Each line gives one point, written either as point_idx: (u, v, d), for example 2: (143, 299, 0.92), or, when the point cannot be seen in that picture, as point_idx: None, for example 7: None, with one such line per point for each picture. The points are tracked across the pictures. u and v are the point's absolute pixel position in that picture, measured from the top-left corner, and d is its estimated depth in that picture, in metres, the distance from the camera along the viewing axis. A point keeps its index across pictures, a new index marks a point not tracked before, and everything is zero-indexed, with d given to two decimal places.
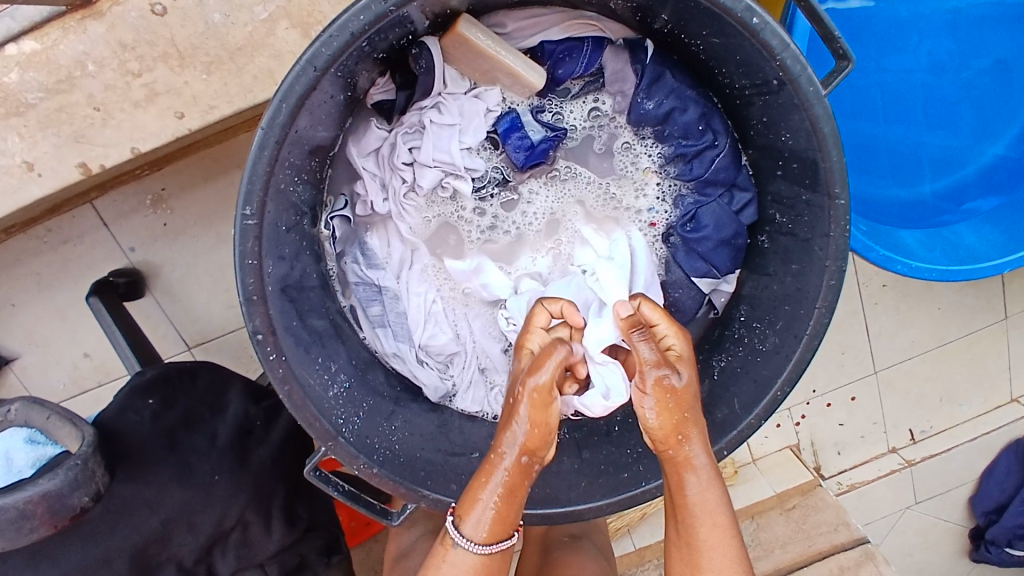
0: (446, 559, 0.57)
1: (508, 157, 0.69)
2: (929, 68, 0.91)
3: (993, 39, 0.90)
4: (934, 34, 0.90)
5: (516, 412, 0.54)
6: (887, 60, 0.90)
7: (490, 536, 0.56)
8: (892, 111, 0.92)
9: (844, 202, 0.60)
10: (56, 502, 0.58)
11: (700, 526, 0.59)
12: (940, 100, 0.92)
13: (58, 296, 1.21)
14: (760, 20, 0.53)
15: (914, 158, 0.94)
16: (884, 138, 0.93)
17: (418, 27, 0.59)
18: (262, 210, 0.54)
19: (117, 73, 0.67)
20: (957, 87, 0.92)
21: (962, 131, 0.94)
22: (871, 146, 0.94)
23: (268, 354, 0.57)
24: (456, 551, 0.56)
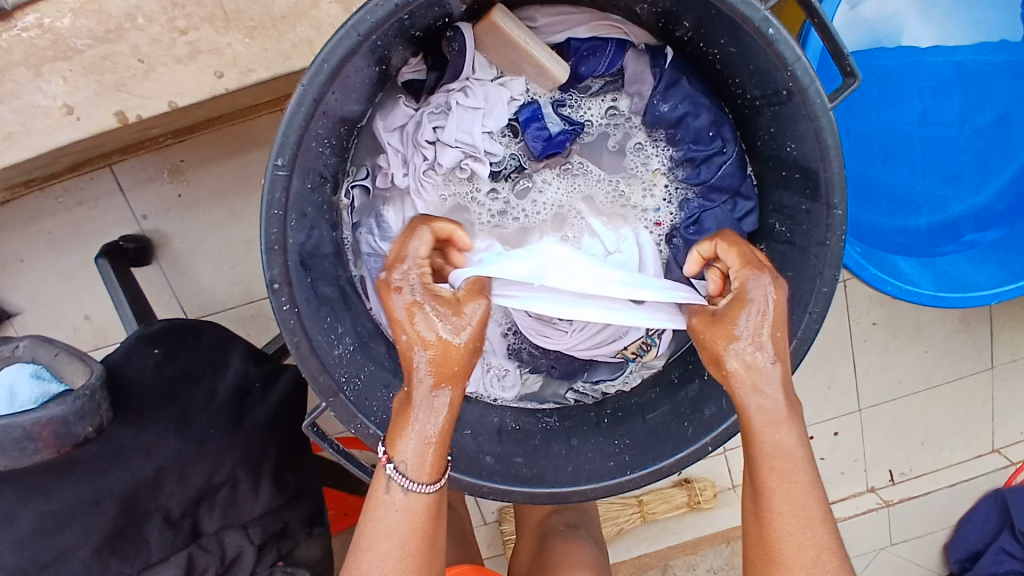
0: (387, 491, 0.56)
1: (525, 146, 0.73)
2: (934, 115, 0.95)
3: (995, 93, 0.95)
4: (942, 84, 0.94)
5: (420, 338, 0.56)
6: (895, 99, 0.94)
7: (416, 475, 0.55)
8: (894, 147, 0.96)
9: (842, 212, 0.63)
10: (61, 428, 0.60)
11: (774, 471, 0.56)
12: (943, 146, 0.97)
13: (68, 257, 1.23)
14: (776, 31, 0.57)
15: (914, 196, 0.98)
16: (886, 173, 0.97)
17: (455, 11, 0.62)
18: (293, 163, 0.57)
19: (163, 28, 0.68)
20: (963, 135, 0.97)
21: (964, 178, 0.98)
22: (874, 180, 0.97)
23: (281, 303, 0.60)
24: (394, 489, 0.56)
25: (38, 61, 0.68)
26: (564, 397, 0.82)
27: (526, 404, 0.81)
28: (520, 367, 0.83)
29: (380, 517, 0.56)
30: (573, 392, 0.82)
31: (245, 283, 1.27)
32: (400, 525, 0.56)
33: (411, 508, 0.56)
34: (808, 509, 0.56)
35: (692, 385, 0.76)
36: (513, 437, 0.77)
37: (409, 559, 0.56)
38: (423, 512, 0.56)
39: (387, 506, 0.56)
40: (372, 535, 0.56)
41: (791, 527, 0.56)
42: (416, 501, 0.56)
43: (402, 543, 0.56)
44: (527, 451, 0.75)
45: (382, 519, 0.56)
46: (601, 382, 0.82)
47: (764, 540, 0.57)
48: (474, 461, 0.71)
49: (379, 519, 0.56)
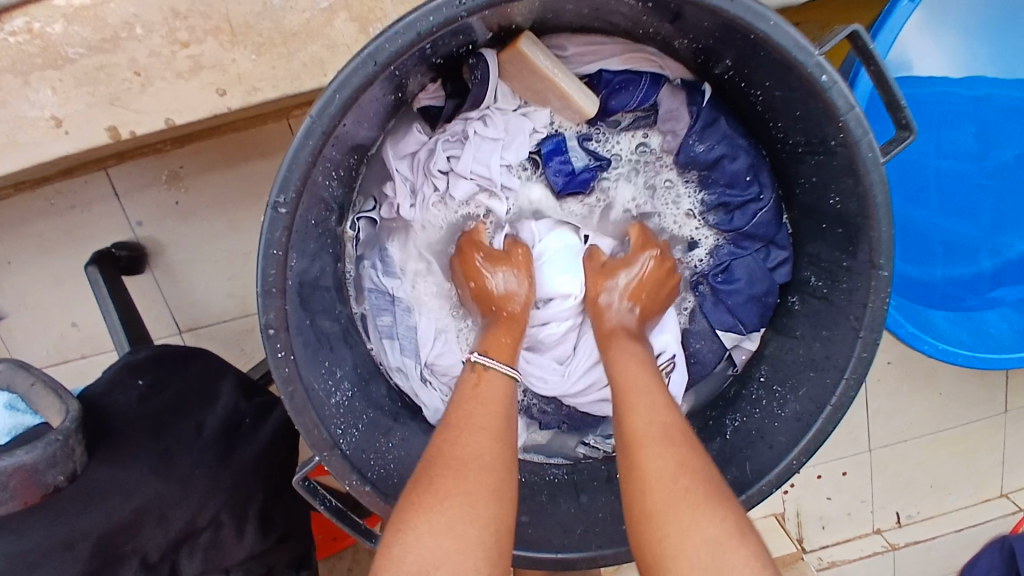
0: (480, 381, 0.59)
1: (546, 180, 0.69)
2: (957, 153, 0.90)
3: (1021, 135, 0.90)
4: (967, 122, 0.89)
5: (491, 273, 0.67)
6: (925, 140, 0.89)
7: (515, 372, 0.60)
8: (929, 196, 0.91)
9: (887, 274, 0.58)
10: (32, 476, 0.55)
11: (635, 398, 0.57)
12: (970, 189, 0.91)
13: (59, 262, 1.17)
14: (829, 77, 0.52)
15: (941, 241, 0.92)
16: (916, 217, 0.91)
17: (480, 38, 0.57)
18: (296, 200, 0.52)
19: (164, 40, 0.61)
20: (984, 174, 0.91)
21: (989, 221, 0.92)
22: (906, 225, 0.91)
23: (276, 350, 0.55)
24: (491, 372, 0.59)
25: (27, 68, 0.61)
26: (574, 450, 0.78)
27: (534, 457, 0.77)
28: (528, 422, 0.80)
29: (468, 407, 0.55)
30: (584, 447, 0.78)
31: (241, 296, 1.23)
32: (487, 416, 0.54)
33: (500, 391, 0.58)
34: (678, 453, 0.51)
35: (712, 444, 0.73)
36: (519, 491, 0.72)
37: (502, 451, 0.52)
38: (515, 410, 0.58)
39: (479, 395, 0.57)
40: (458, 428, 0.53)
41: (658, 465, 0.50)
42: (511, 388, 0.59)
43: (494, 436, 0.53)
44: (533, 509, 0.70)
45: (469, 435, 0.53)
46: (614, 436, 0.78)
47: (639, 483, 0.50)
48: None
49: (474, 405, 0.55)
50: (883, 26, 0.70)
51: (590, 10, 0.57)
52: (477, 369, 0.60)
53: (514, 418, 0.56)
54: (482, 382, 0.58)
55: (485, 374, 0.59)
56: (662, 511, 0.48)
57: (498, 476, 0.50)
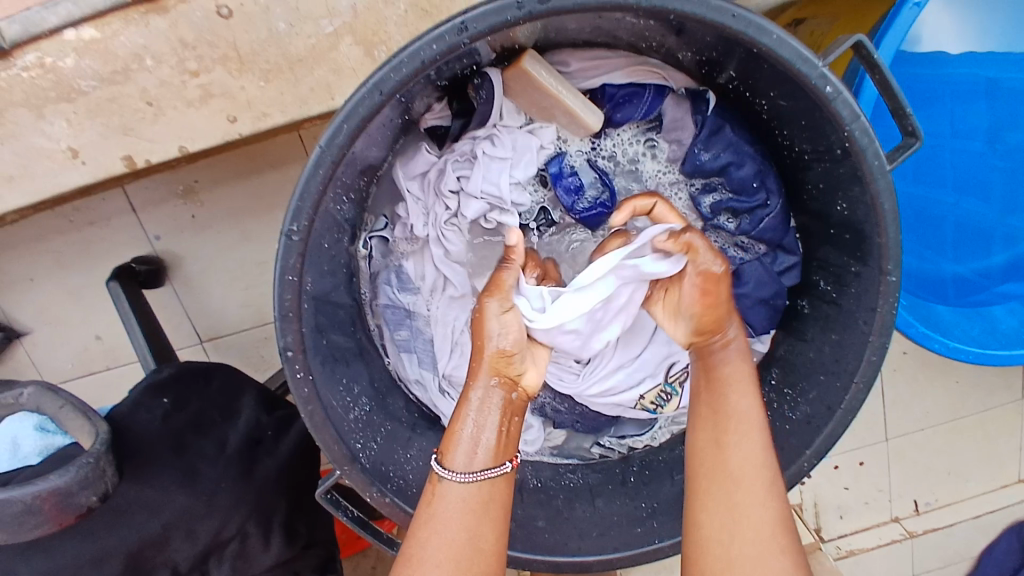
0: (437, 498, 0.54)
1: (557, 198, 0.69)
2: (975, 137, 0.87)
3: None
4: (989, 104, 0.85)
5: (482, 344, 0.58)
6: (938, 121, 0.86)
7: (489, 479, 0.54)
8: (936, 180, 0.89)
9: (896, 279, 0.58)
10: (65, 499, 0.57)
11: (732, 434, 0.56)
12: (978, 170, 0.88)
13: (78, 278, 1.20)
14: (833, 88, 0.52)
15: (941, 229, 0.90)
16: (918, 203, 0.90)
17: (484, 59, 0.58)
18: (308, 229, 0.53)
19: (173, 70, 0.62)
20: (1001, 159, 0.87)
21: (1001, 211, 0.89)
22: (913, 213, 0.90)
23: (295, 371, 0.56)
24: (447, 488, 0.54)
25: (40, 102, 0.63)
26: (589, 451, 0.79)
27: (549, 459, 0.78)
28: (543, 422, 0.80)
29: (426, 539, 0.52)
30: (598, 447, 0.78)
31: (257, 304, 1.25)
32: (444, 554, 0.51)
33: (460, 511, 0.53)
34: (768, 508, 0.53)
35: None
36: (534, 497, 0.73)
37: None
38: (482, 522, 0.53)
39: (435, 520, 0.53)
40: (412, 562, 0.51)
41: (755, 512, 0.53)
42: (474, 508, 0.53)
43: (458, 574, 0.50)
44: (549, 514, 0.72)
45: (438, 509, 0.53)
46: (628, 437, 0.79)
47: (731, 522, 0.53)
48: None
49: (429, 531, 0.52)
50: (888, 28, 0.67)
51: (592, 27, 0.57)
52: (435, 479, 0.55)
53: (483, 541, 0.53)
54: (435, 503, 0.53)
55: (441, 488, 0.54)
56: (738, 544, 0.52)
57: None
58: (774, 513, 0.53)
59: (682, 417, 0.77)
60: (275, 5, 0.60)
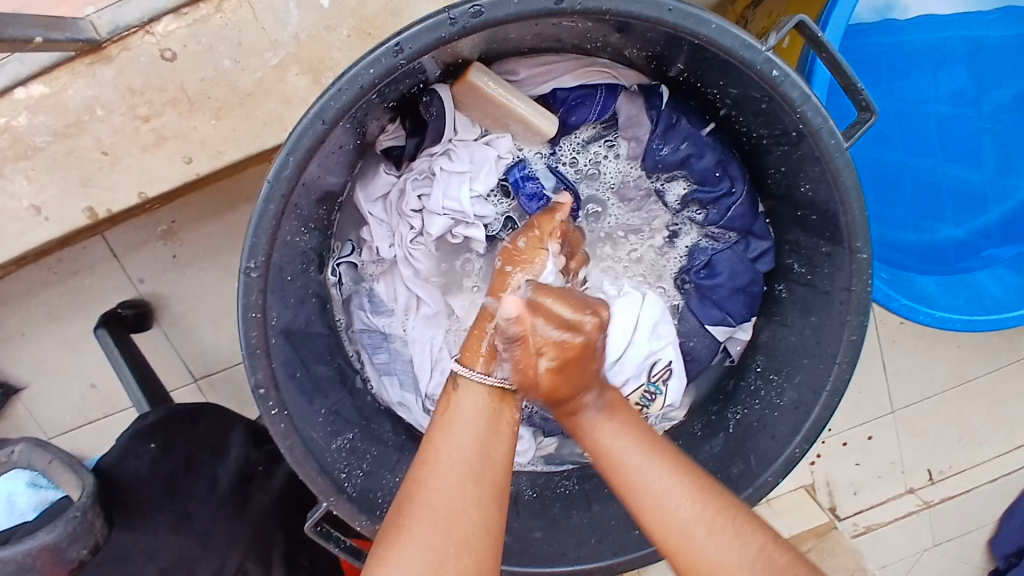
0: (453, 408, 0.54)
1: (520, 205, 0.68)
2: (945, 95, 0.87)
3: (1012, 75, 0.86)
4: (952, 56, 0.86)
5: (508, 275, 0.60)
6: (902, 88, 0.86)
7: (501, 391, 0.55)
8: (920, 144, 0.87)
9: (867, 256, 0.58)
10: (56, 554, 0.58)
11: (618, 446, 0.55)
12: (962, 131, 0.87)
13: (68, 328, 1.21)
14: (780, 71, 0.52)
15: (937, 194, 0.88)
16: (909, 170, 0.87)
17: (430, 77, 0.59)
18: (267, 263, 0.53)
19: (125, 118, 0.62)
20: (974, 113, 0.87)
21: (988, 168, 0.87)
22: (896, 185, 0.87)
23: (270, 408, 0.56)
24: (464, 398, 0.55)
25: None
26: (583, 455, 0.77)
27: (544, 467, 0.77)
28: (533, 431, 0.78)
29: (440, 444, 0.52)
30: None
31: None
32: (459, 456, 0.51)
33: (476, 424, 0.53)
34: (698, 490, 0.52)
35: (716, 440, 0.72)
36: (530, 509, 0.72)
37: (477, 494, 0.49)
38: (495, 434, 0.53)
39: (449, 429, 0.53)
40: (423, 464, 0.51)
41: (658, 485, 0.53)
42: (488, 418, 0.54)
43: (467, 478, 0.50)
44: (547, 524, 0.71)
45: (449, 443, 0.52)
46: None
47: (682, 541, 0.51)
48: None
49: (443, 441, 0.52)
50: (834, 5, 0.65)
51: (534, 34, 0.57)
52: (455, 384, 0.56)
53: (494, 452, 0.52)
54: (452, 411, 0.54)
55: (457, 398, 0.55)
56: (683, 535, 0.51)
57: (468, 525, 0.48)
58: (711, 485, 0.53)
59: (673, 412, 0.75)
60: (218, 44, 0.60)
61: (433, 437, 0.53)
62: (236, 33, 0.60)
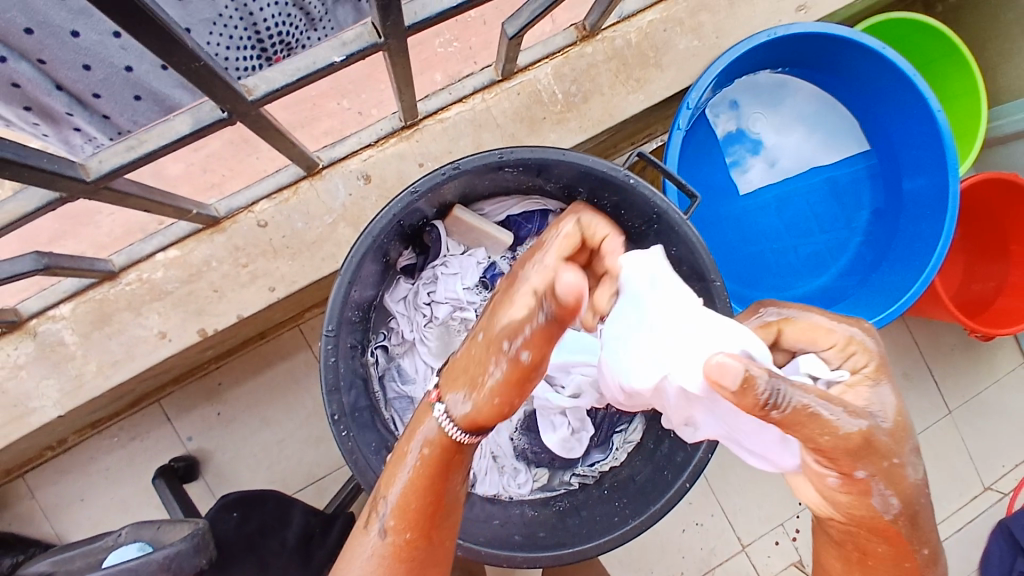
0: (361, 548, 0.64)
1: (496, 295, 1.00)
2: (802, 211, 1.24)
3: (834, 196, 1.25)
4: (802, 183, 1.25)
5: (421, 422, 0.65)
6: (760, 210, 1.24)
7: (405, 538, 0.64)
8: (773, 237, 1.23)
9: (720, 283, 0.89)
10: (183, 560, 0.75)
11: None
12: (803, 229, 1.24)
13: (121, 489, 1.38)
14: (635, 180, 0.88)
15: (785, 267, 1.24)
16: (769, 253, 1.23)
17: (429, 214, 0.94)
18: (337, 330, 0.82)
19: (231, 265, 0.95)
20: (821, 214, 1.25)
21: (826, 253, 1.25)
22: (775, 269, 1.23)
23: (341, 430, 0.81)
24: (368, 543, 0.64)
25: (140, 304, 0.93)
26: (569, 481, 1.00)
27: (540, 494, 0.98)
28: (527, 465, 1.02)
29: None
30: (576, 476, 1.00)
31: (280, 479, 1.45)
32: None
33: (381, 553, 0.64)
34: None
35: (664, 445, 0.94)
36: (535, 521, 0.93)
37: None
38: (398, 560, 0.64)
39: (356, 557, 0.64)
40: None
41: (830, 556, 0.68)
42: (395, 546, 0.64)
43: None
44: (549, 527, 0.92)
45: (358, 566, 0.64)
46: (597, 463, 1.01)
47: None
48: (505, 539, 0.87)
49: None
50: (669, 147, 1.02)
51: (490, 182, 0.93)
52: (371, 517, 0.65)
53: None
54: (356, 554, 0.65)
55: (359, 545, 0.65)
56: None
57: None
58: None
59: (631, 435, 1.01)
60: (293, 213, 0.95)
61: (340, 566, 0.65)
62: (305, 206, 0.95)
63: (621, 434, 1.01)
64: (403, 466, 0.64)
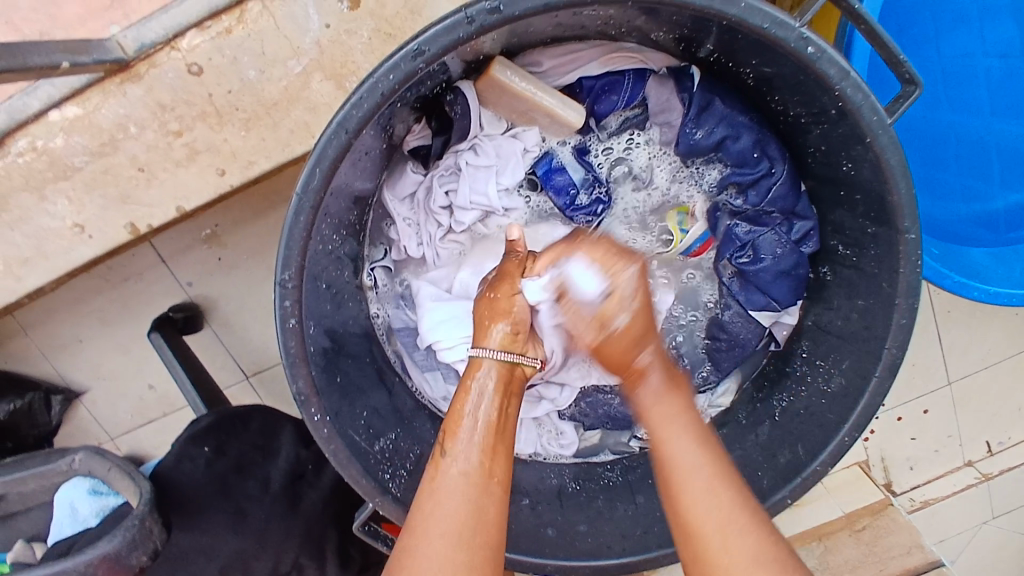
0: (440, 476, 0.52)
1: (550, 199, 0.68)
2: (981, 48, 0.82)
3: None
4: (995, 13, 0.81)
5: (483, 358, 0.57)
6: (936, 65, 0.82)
7: (483, 473, 0.52)
8: (959, 103, 0.83)
9: (915, 236, 0.54)
10: (116, 562, 0.61)
11: (668, 433, 0.54)
12: (1006, 83, 0.82)
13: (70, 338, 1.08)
14: (816, 48, 0.49)
15: (985, 153, 0.84)
16: (954, 131, 0.84)
17: (454, 74, 0.57)
18: (300, 274, 0.53)
19: (157, 133, 0.64)
20: (1011, 82, 0.82)
21: None
22: (934, 170, 0.85)
23: (312, 414, 0.56)
24: (448, 467, 0.52)
25: (40, 184, 0.66)
26: (627, 445, 0.78)
27: (587, 460, 0.78)
28: (576, 425, 0.78)
29: (429, 511, 0.50)
30: (637, 440, 0.77)
31: None
32: (452, 520, 0.49)
33: (468, 487, 0.51)
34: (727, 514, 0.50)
35: (762, 429, 0.70)
36: (574, 501, 0.73)
37: (467, 559, 0.48)
38: (485, 496, 0.51)
39: (444, 491, 0.51)
40: (417, 533, 0.49)
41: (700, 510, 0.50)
42: (475, 481, 0.51)
43: (460, 542, 0.48)
44: (591, 516, 0.71)
45: (442, 485, 0.51)
46: None
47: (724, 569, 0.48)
48: (535, 536, 0.69)
49: (432, 508, 0.50)
50: None
51: (554, 26, 0.55)
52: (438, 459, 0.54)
53: (485, 520, 0.50)
54: (438, 479, 0.52)
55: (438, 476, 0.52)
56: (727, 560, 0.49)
57: None
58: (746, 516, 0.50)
59: (720, 399, 0.75)
60: (242, 55, 0.61)
61: (427, 497, 0.51)
62: (257, 43, 0.61)
63: (706, 395, 0.75)
64: (467, 396, 0.55)
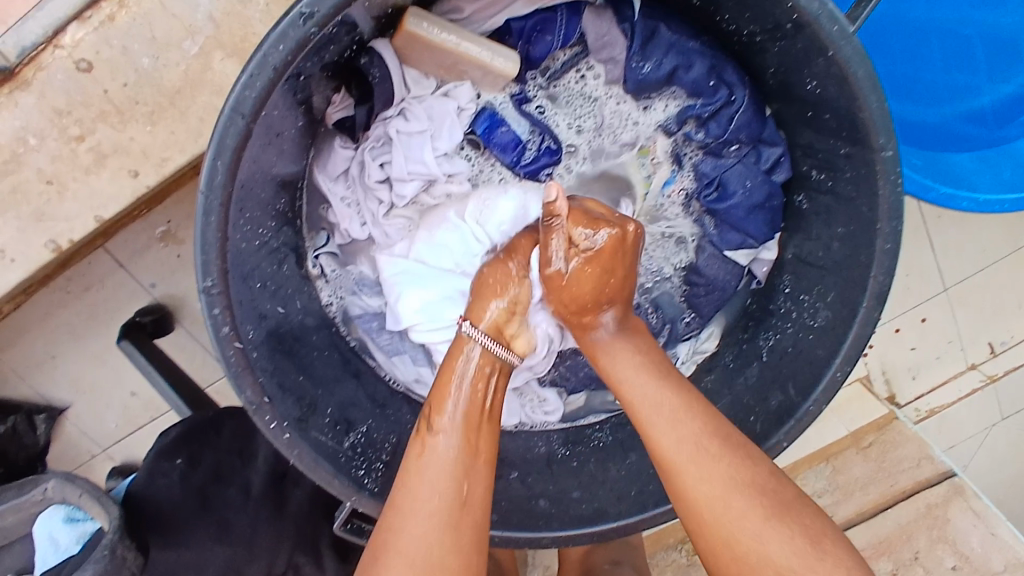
0: (424, 452, 0.49)
1: (496, 158, 0.63)
2: None
3: None
4: None
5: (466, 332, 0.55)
6: None
7: (467, 440, 0.50)
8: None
9: (893, 153, 0.49)
10: None
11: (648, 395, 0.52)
12: None
13: (40, 357, 0.97)
14: None
15: (965, 47, 0.78)
16: (932, 27, 0.78)
17: (364, 32, 0.52)
18: (226, 280, 0.49)
19: (60, 142, 0.61)
20: None
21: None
22: (912, 72, 0.79)
23: (268, 422, 0.53)
24: (434, 442, 0.49)
25: None
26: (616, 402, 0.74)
27: (577, 420, 0.75)
28: (558, 391, 0.76)
29: (414, 485, 0.47)
30: None
31: None
32: (436, 496, 0.47)
33: (448, 461, 0.48)
34: (750, 474, 0.47)
35: (750, 371, 0.65)
36: (565, 467, 0.71)
37: (455, 538, 0.45)
38: (470, 472, 0.49)
39: (426, 468, 0.48)
40: (401, 511, 0.46)
41: (703, 487, 0.47)
42: (461, 457, 0.49)
43: (447, 523, 0.46)
44: (583, 482, 0.69)
45: (424, 464, 0.48)
46: None
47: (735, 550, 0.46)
48: (526, 510, 0.66)
49: (416, 481, 0.47)
50: None
51: None
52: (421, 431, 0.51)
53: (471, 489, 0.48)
54: (422, 455, 0.49)
55: (427, 442, 0.50)
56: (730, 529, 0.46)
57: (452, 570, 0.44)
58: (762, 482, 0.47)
59: (703, 344, 0.70)
60: (131, 43, 0.58)
61: (401, 477, 0.48)
62: (145, 27, 0.58)
63: (690, 342, 0.71)
64: (453, 373, 0.53)
